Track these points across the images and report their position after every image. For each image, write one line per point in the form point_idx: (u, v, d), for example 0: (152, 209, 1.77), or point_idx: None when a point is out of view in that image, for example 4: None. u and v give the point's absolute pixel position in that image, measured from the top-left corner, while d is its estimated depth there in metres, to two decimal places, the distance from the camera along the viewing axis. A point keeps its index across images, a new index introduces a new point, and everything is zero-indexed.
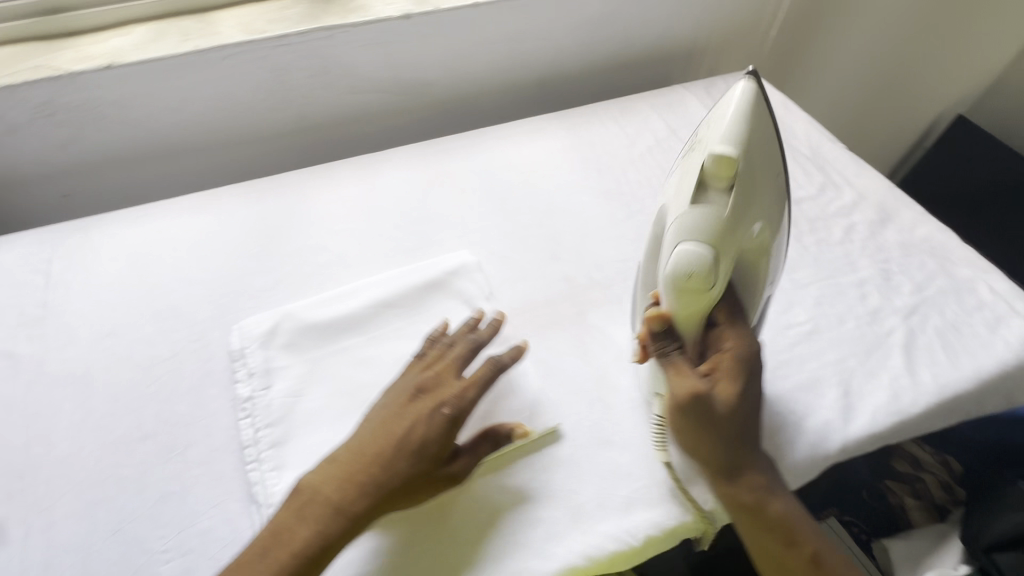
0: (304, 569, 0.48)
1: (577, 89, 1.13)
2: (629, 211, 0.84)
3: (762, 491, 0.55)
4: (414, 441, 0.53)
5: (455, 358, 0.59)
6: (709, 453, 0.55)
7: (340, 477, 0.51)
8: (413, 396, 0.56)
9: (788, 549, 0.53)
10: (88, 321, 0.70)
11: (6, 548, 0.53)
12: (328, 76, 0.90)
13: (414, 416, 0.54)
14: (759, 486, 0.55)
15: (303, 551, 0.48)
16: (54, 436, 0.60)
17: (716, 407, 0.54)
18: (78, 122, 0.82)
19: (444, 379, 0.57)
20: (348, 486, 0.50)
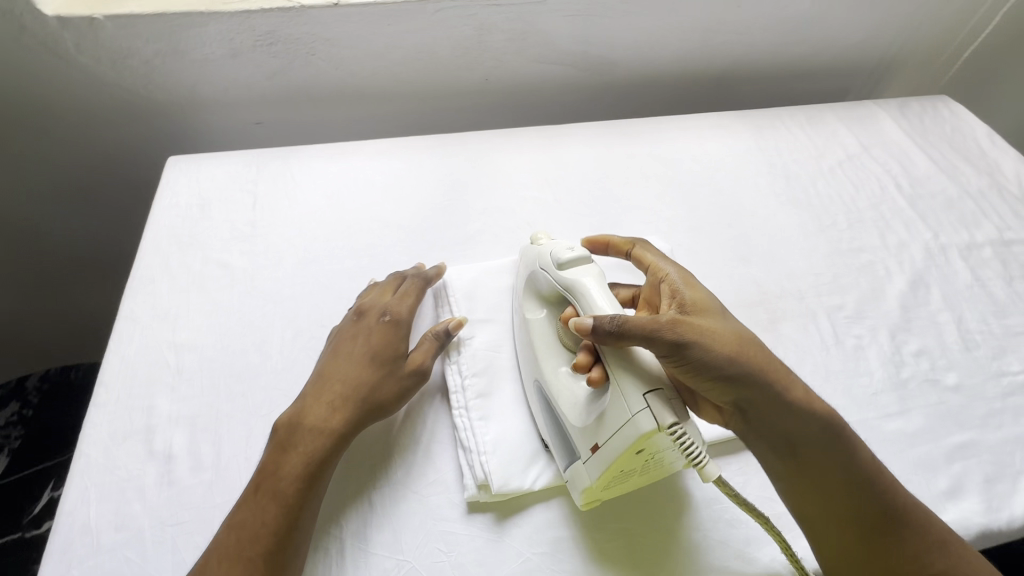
0: (305, 491, 0.49)
1: (749, 89, 1.09)
2: (819, 223, 0.81)
3: (809, 435, 0.49)
4: (363, 353, 0.57)
5: (395, 282, 0.65)
6: (741, 392, 0.49)
7: (325, 422, 0.52)
8: (356, 321, 0.60)
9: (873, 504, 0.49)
10: (293, 246, 0.73)
11: (230, 443, 0.56)
12: (525, 41, 0.90)
13: (359, 335, 0.58)
14: (807, 427, 0.49)
15: (302, 469, 0.50)
16: (269, 347, 0.63)
17: (717, 324, 0.50)
18: (291, 55, 0.83)
19: (385, 299, 0.63)
20: (342, 423, 0.53)
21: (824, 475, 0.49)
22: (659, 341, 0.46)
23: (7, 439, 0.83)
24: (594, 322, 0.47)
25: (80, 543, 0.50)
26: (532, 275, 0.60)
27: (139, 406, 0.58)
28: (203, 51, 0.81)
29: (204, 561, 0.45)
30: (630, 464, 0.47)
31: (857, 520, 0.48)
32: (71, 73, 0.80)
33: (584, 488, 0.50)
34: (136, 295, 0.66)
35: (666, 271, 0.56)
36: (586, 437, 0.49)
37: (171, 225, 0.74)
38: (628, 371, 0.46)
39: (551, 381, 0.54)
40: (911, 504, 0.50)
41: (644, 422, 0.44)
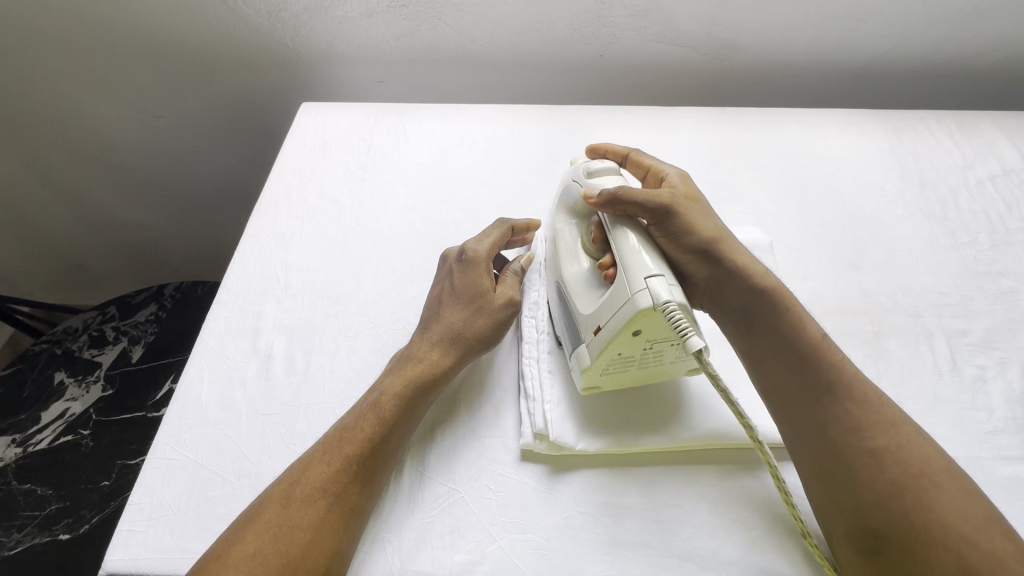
0: (399, 413, 0.53)
1: (891, 87, 0.99)
2: (953, 239, 0.72)
3: (766, 308, 0.53)
4: (446, 294, 0.60)
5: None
6: (708, 262, 0.56)
7: (425, 352, 0.56)
8: (441, 266, 0.64)
9: (853, 431, 0.46)
10: (397, 192, 0.78)
11: (320, 355, 0.62)
12: (647, 19, 0.88)
13: (442, 278, 0.62)
14: (765, 301, 0.54)
15: (399, 392, 0.53)
16: (364, 278, 0.69)
17: (705, 212, 0.58)
18: (419, 18, 0.89)
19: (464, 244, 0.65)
20: (441, 351, 0.57)
21: (777, 350, 0.52)
22: (650, 205, 0.55)
23: (144, 332, 0.98)
24: (602, 191, 0.55)
25: (191, 412, 0.58)
26: (563, 190, 0.63)
27: (250, 310, 0.66)
28: (344, 9, 0.88)
29: (307, 455, 0.50)
30: (629, 348, 0.49)
31: (801, 387, 0.50)
32: (234, 21, 0.91)
33: (584, 371, 0.52)
34: (261, 217, 0.75)
35: (665, 171, 0.63)
36: (588, 322, 0.52)
37: (296, 162, 0.82)
38: (633, 259, 0.49)
39: (569, 278, 0.57)
40: (872, 387, 0.49)
41: (642, 300, 0.46)
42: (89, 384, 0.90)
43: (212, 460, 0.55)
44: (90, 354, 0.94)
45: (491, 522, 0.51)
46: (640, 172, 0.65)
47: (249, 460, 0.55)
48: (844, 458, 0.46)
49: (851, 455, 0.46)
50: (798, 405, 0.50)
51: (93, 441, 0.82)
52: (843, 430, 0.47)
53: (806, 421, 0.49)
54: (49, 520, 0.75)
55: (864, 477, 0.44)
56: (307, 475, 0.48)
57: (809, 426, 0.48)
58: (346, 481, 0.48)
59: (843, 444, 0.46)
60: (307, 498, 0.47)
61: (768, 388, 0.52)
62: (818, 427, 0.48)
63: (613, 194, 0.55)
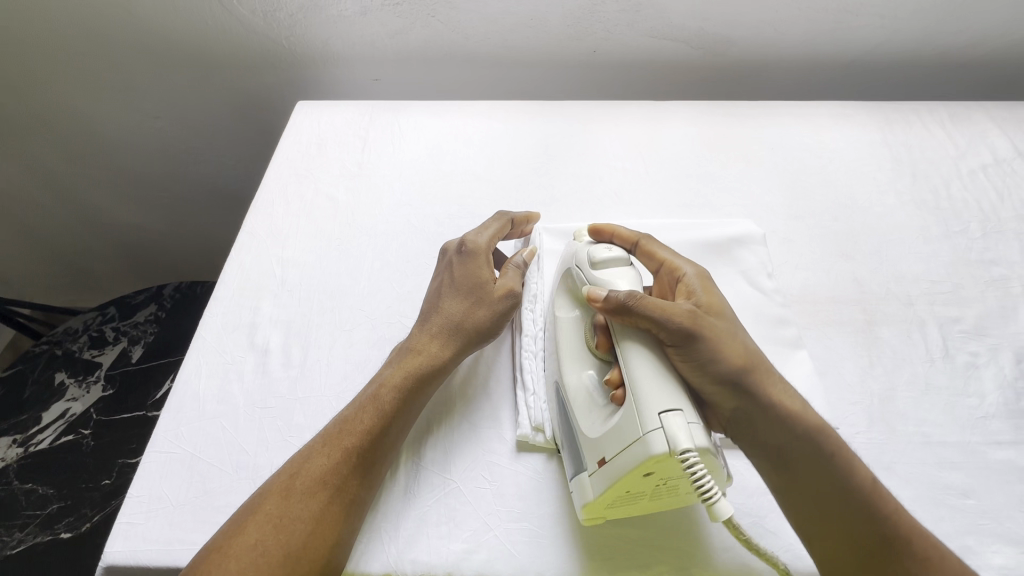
0: (399, 405, 0.53)
1: (884, 79, 0.99)
2: (946, 227, 0.73)
3: (806, 450, 0.47)
4: (447, 288, 0.60)
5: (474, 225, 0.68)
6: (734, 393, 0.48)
7: (425, 345, 0.57)
8: (441, 261, 0.64)
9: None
10: (393, 188, 0.79)
11: (317, 349, 0.63)
12: (640, 13, 0.88)
13: (443, 272, 0.62)
14: (803, 440, 0.48)
15: (399, 385, 0.54)
16: (360, 273, 0.70)
17: (731, 329, 0.50)
18: (413, 16, 0.89)
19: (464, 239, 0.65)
20: (442, 343, 0.57)
21: (817, 492, 0.46)
22: (668, 323, 0.47)
23: (144, 332, 0.99)
24: (610, 296, 0.49)
25: (189, 407, 0.58)
26: (566, 271, 0.58)
27: (247, 306, 0.67)
28: (338, 8, 0.89)
29: (307, 446, 0.50)
30: (635, 486, 0.45)
31: (850, 539, 0.46)
32: (229, 22, 0.92)
33: (587, 503, 0.48)
34: (257, 214, 0.76)
35: (682, 268, 0.56)
36: (595, 448, 0.47)
37: (292, 160, 0.83)
38: (649, 388, 0.44)
39: (575, 389, 0.52)
40: (920, 535, 0.46)
41: (657, 441, 0.41)
42: (89, 384, 0.90)
43: (211, 453, 0.55)
44: (91, 354, 0.95)
45: (488, 511, 0.52)
46: (652, 263, 0.59)
47: (247, 452, 0.55)
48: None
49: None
50: (847, 554, 0.46)
51: (94, 440, 0.83)
52: None
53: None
54: (51, 519, 0.75)
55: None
56: (308, 466, 0.48)
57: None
58: (346, 472, 0.49)
59: None
60: (307, 489, 0.47)
61: (808, 535, 0.46)
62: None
63: (624, 304, 0.48)
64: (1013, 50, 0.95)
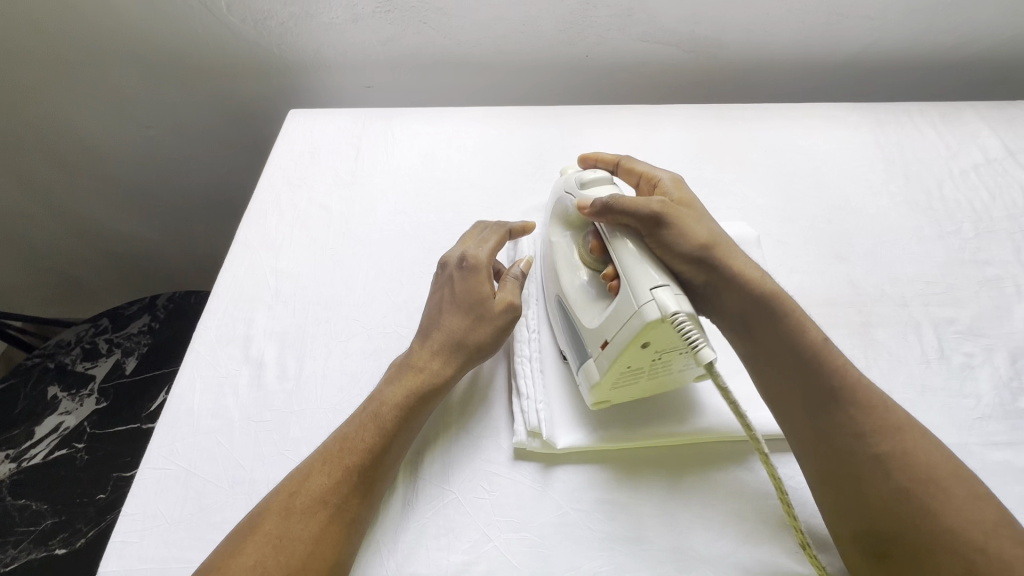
0: (399, 424, 0.53)
1: (875, 80, 1.00)
2: (939, 228, 0.73)
3: (765, 318, 0.52)
4: (448, 302, 0.60)
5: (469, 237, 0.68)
6: (700, 268, 0.54)
7: (426, 362, 0.56)
8: (440, 275, 0.63)
9: (859, 439, 0.46)
10: (387, 196, 0.78)
11: (312, 360, 0.62)
12: (632, 18, 0.88)
13: (443, 285, 0.62)
14: (764, 311, 0.52)
15: (399, 404, 0.53)
16: (355, 282, 0.69)
17: (695, 217, 0.56)
18: (406, 23, 0.89)
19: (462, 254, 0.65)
20: (443, 360, 0.57)
21: (784, 361, 0.51)
22: (642, 212, 0.53)
23: (137, 343, 0.98)
24: (596, 201, 0.54)
25: (183, 421, 0.58)
26: (556, 199, 0.63)
27: (241, 318, 0.66)
28: (329, 15, 0.89)
29: (307, 464, 0.50)
30: (637, 360, 0.50)
31: (807, 398, 0.49)
32: (219, 30, 0.91)
33: (592, 385, 0.52)
34: (250, 225, 0.75)
35: (658, 176, 0.61)
36: (596, 335, 0.52)
37: (285, 169, 0.82)
38: (638, 269, 0.49)
39: (569, 291, 0.57)
40: (874, 390, 0.49)
41: (649, 312, 0.46)
42: (83, 397, 0.89)
43: (207, 469, 0.55)
44: (84, 367, 0.94)
45: (486, 521, 0.51)
46: (632, 179, 0.64)
47: (243, 467, 0.55)
48: (856, 464, 0.46)
49: (866, 466, 0.45)
50: (809, 414, 0.49)
51: (88, 455, 0.82)
52: (852, 437, 0.47)
53: (816, 430, 0.48)
54: (45, 536, 0.74)
55: (875, 485, 0.45)
56: (307, 484, 0.48)
57: (815, 434, 0.48)
58: (346, 491, 0.48)
59: (854, 454, 0.46)
60: (307, 509, 0.47)
61: (773, 395, 0.52)
62: (823, 437, 0.48)
63: (604, 204, 0.53)
64: (1001, 50, 0.96)
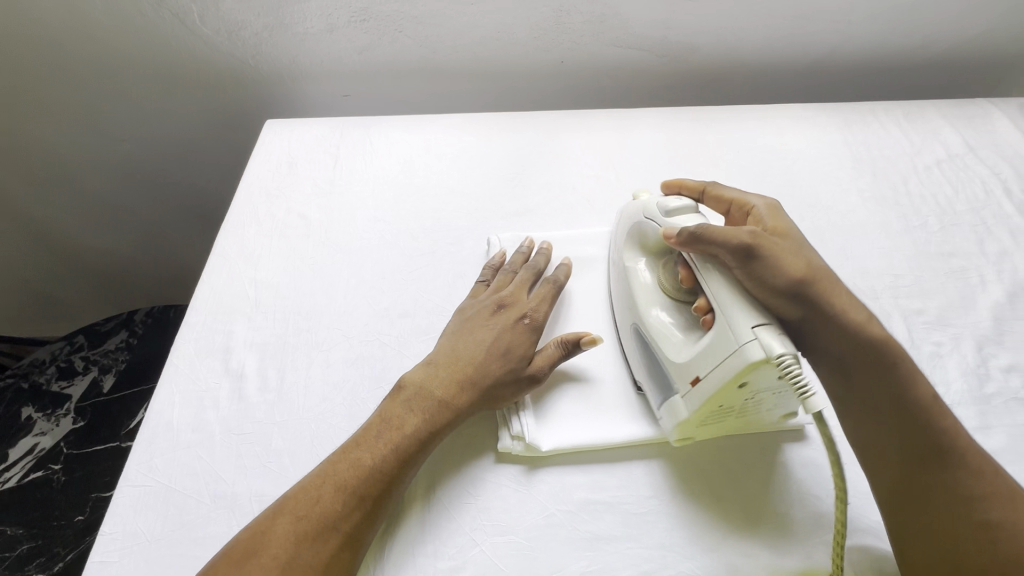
0: (411, 451, 0.51)
1: (842, 81, 1.03)
2: (906, 223, 0.75)
3: (868, 360, 0.50)
4: (499, 347, 0.57)
5: (526, 282, 0.64)
6: (800, 305, 0.50)
7: (454, 399, 0.54)
8: (493, 312, 0.60)
9: (966, 504, 0.46)
10: (366, 204, 0.78)
11: (293, 371, 0.62)
12: (604, 25, 0.90)
13: (497, 327, 0.59)
14: (868, 356, 0.50)
15: (414, 433, 0.51)
16: (335, 291, 0.69)
17: (793, 247, 0.52)
18: (381, 31, 0.90)
19: (519, 299, 0.62)
20: (464, 402, 0.54)
21: (880, 404, 0.50)
22: (733, 243, 0.50)
23: (115, 360, 0.96)
24: (682, 230, 0.53)
25: (162, 437, 0.57)
26: (635, 225, 0.62)
27: (220, 330, 0.65)
28: (304, 25, 0.89)
29: (311, 483, 0.48)
30: (728, 399, 0.50)
31: (908, 446, 0.48)
32: (193, 41, 0.91)
33: (678, 421, 0.53)
34: (228, 236, 0.74)
35: (752, 203, 0.58)
36: (685, 371, 0.51)
37: (262, 179, 0.82)
38: (733, 306, 0.48)
39: (652, 324, 0.57)
40: (981, 455, 0.48)
41: (752, 351, 0.46)
42: (59, 417, 0.87)
43: (187, 484, 0.54)
44: (59, 387, 0.91)
45: (473, 526, 0.51)
46: (721, 207, 0.61)
47: (224, 481, 0.54)
48: (950, 525, 0.46)
49: (966, 531, 0.45)
50: (911, 470, 0.48)
51: (65, 476, 0.80)
52: (960, 499, 0.46)
53: (907, 483, 0.48)
54: (21, 561, 0.72)
55: (971, 548, 0.45)
56: (316, 510, 0.46)
57: (911, 489, 0.48)
58: (357, 518, 0.47)
59: (959, 519, 0.46)
60: (317, 536, 0.45)
61: (866, 443, 0.51)
62: (917, 489, 0.47)
63: (696, 231, 0.52)
64: (959, 50, 1.00)
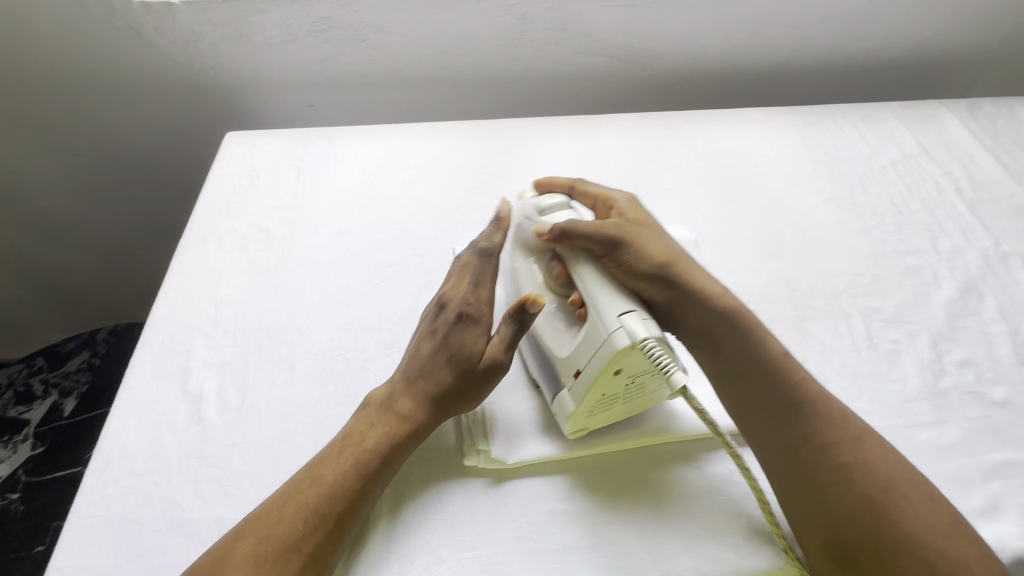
0: (377, 468, 0.51)
1: (803, 85, 1.05)
2: (863, 223, 0.77)
3: (727, 329, 0.55)
4: (445, 352, 0.56)
5: (467, 271, 0.61)
6: (662, 287, 0.56)
7: (409, 411, 0.54)
8: (435, 316, 0.59)
9: (822, 452, 0.49)
10: (330, 216, 0.77)
11: (254, 390, 0.60)
12: (567, 32, 0.91)
13: (442, 331, 0.57)
14: (728, 325, 0.56)
15: (379, 450, 0.51)
16: (299, 307, 0.68)
17: (653, 236, 0.58)
18: (343, 41, 0.89)
19: (457, 294, 0.60)
20: (422, 413, 0.54)
21: (743, 369, 0.54)
22: (599, 235, 0.55)
23: (77, 382, 0.92)
24: (552, 228, 0.56)
25: (117, 464, 0.55)
26: (516, 227, 0.63)
27: (178, 350, 0.63)
28: (264, 36, 0.87)
29: (275, 502, 0.48)
30: (611, 387, 0.51)
31: (773, 406, 0.52)
32: (148, 53, 0.89)
33: (569, 416, 0.54)
34: (186, 253, 0.73)
35: (614, 197, 0.62)
36: (568, 366, 0.53)
37: (223, 193, 0.80)
38: (604, 298, 0.51)
39: (540, 323, 0.58)
40: (835, 405, 0.52)
41: (619, 338, 0.48)
42: (16, 444, 0.84)
43: (143, 512, 0.52)
44: (17, 412, 0.88)
45: (440, 543, 0.51)
46: (589, 202, 0.64)
47: (182, 507, 0.53)
48: (814, 474, 0.48)
49: (828, 477, 0.48)
50: (774, 426, 0.51)
51: (23, 505, 0.77)
52: (814, 447, 0.49)
53: (778, 441, 0.51)
54: None
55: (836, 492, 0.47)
56: (278, 530, 0.46)
57: (779, 444, 0.51)
58: (321, 538, 0.46)
59: (820, 468, 0.48)
60: (279, 558, 0.44)
61: (736, 408, 0.54)
62: (788, 445, 0.50)
63: (563, 229, 0.55)
64: (911, 53, 1.03)
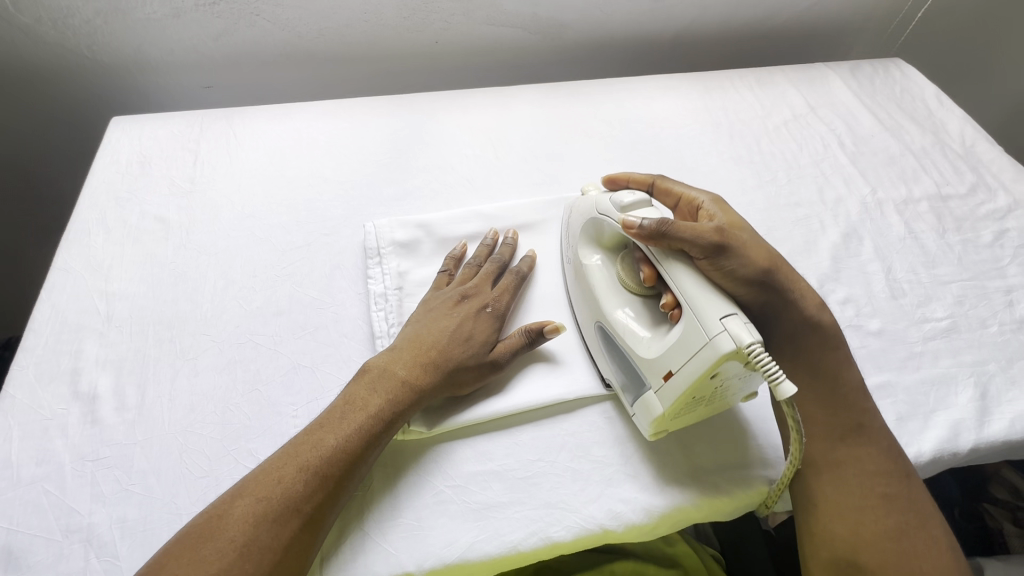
0: (379, 432, 0.50)
1: (705, 52, 1.09)
2: (759, 178, 0.82)
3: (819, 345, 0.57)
4: (463, 333, 0.57)
5: (490, 273, 0.63)
6: (763, 291, 0.54)
7: (414, 379, 0.53)
8: (459, 300, 0.59)
9: (867, 500, 0.51)
10: (231, 201, 0.73)
11: (154, 386, 0.57)
12: (472, 3, 0.90)
13: (463, 314, 0.58)
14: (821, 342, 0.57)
15: (378, 414, 0.51)
16: (201, 296, 0.64)
17: (750, 236, 0.55)
18: (236, 16, 0.83)
19: (484, 289, 0.61)
20: (426, 382, 0.53)
21: (830, 410, 0.55)
22: (700, 241, 0.51)
23: None
24: (644, 222, 0.52)
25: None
26: (587, 221, 0.62)
27: (66, 351, 0.59)
28: (145, 11, 0.81)
29: (223, 499, 0.45)
30: (701, 389, 0.50)
31: (839, 450, 0.54)
32: (11, 32, 0.80)
33: (653, 418, 0.52)
34: (70, 247, 0.67)
35: (697, 198, 0.60)
36: (657, 366, 0.51)
37: (109, 182, 0.74)
38: (701, 299, 0.49)
39: (617, 322, 0.56)
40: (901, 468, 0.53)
41: (725, 342, 0.46)
42: None
43: (32, 524, 0.49)
44: None
45: (360, 515, 0.51)
46: (669, 200, 0.63)
47: (78, 514, 0.50)
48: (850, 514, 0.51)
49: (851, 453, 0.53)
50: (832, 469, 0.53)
51: None
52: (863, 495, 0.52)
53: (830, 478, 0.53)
54: None
55: (855, 508, 0.51)
56: (277, 491, 0.45)
57: (828, 482, 0.53)
58: (321, 499, 0.46)
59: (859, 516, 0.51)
60: (278, 517, 0.44)
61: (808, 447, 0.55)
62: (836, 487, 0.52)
63: (659, 228, 0.52)
64: (801, 20, 1.09)
